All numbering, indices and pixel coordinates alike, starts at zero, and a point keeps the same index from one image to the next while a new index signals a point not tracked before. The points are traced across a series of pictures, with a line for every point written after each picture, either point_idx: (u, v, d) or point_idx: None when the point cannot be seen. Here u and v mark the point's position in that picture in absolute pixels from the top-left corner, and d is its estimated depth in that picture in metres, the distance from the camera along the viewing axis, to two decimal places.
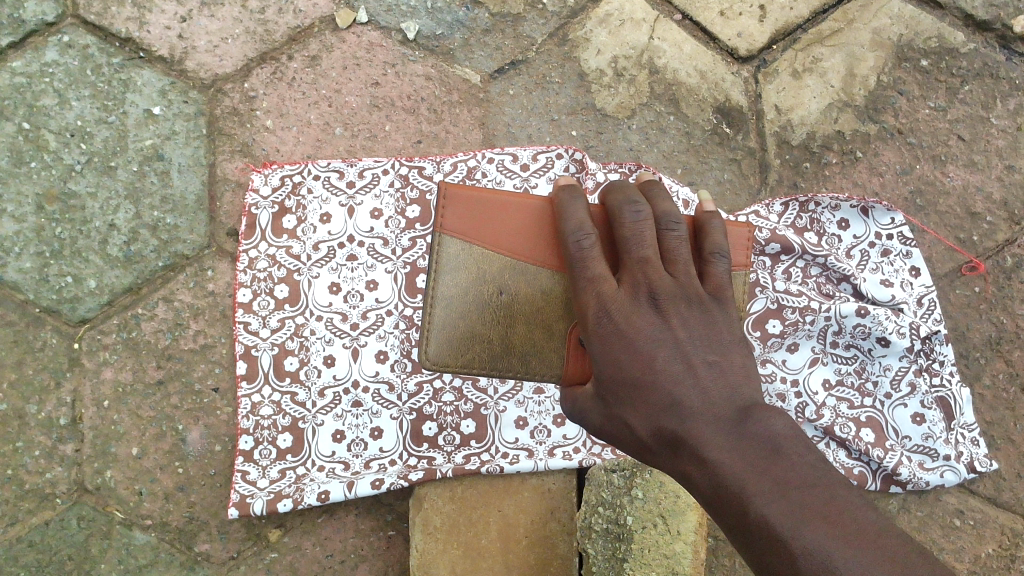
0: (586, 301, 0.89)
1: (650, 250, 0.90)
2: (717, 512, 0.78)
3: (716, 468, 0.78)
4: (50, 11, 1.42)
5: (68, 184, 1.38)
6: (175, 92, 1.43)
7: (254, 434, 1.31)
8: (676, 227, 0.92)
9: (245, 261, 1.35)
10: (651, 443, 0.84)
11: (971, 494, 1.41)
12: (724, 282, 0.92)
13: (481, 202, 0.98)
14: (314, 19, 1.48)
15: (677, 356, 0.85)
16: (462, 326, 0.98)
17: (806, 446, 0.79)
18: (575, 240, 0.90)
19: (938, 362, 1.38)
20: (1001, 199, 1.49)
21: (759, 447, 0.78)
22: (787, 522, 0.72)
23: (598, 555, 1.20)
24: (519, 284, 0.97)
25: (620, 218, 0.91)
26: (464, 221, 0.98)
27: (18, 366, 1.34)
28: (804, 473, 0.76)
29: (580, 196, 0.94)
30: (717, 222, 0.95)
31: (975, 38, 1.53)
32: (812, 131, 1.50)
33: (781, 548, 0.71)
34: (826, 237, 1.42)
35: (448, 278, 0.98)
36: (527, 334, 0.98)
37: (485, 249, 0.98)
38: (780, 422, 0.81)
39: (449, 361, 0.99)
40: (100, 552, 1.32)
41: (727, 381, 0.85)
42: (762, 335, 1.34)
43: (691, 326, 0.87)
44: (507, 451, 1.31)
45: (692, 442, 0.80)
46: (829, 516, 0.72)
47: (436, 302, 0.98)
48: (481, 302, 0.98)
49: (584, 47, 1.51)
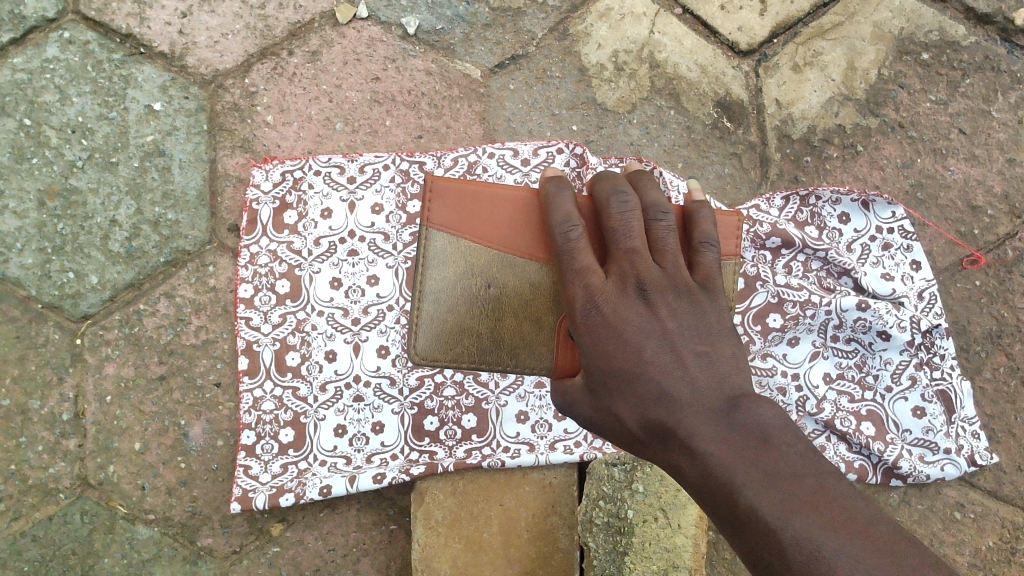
0: (574, 293, 0.89)
1: (638, 241, 0.89)
2: (707, 503, 0.78)
3: (705, 458, 0.78)
4: (51, 7, 1.42)
5: (70, 180, 1.38)
6: (175, 88, 1.43)
7: (255, 429, 1.31)
8: (664, 216, 0.92)
9: (246, 257, 1.35)
10: (641, 434, 0.85)
11: (972, 487, 1.41)
12: (714, 271, 0.92)
13: (468, 194, 0.98)
14: (314, 14, 1.47)
15: (666, 347, 0.85)
16: (451, 319, 0.99)
17: (796, 436, 0.80)
18: (561, 231, 0.90)
19: (939, 355, 1.38)
20: (1002, 192, 1.49)
21: (747, 437, 0.78)
22: (775, 512, 0.72)
23: (599, 549, 1.20)
24: (508, 277, 0.98)
25: (608, 208, 0.91)
26: (450, 214, 0.98)
27: (22, 362, 1.35)
28: (793, 463, 0.76)
29: (567, 187, 0.94)
30: (705, 211, 0.95)
31: (976, 31, 1.53)
32: (812, 125, 1.50)
33: (770, 537, 0.71)
34: (827, 231, 1.41)
35: (434, 272, 0.98)
36: (516, 327, 0.99)
37: (473, 243, 0.98)
38: (770, 412, 0.81)
39: (437, 355, 0.99)
40: (104, 547, 1.32)
41: (716, 371, 0.85)
42: (762, 329, 1.35)
43: (680, 316, 0.87)
44: (508, 445, 1.31)
45: (680, 433, 0.81)
46: (819, 507, 0.72)
47: (424, 294, 0.98)
48: (470, 295, 0.98)
49: (585, 41, 1.50)
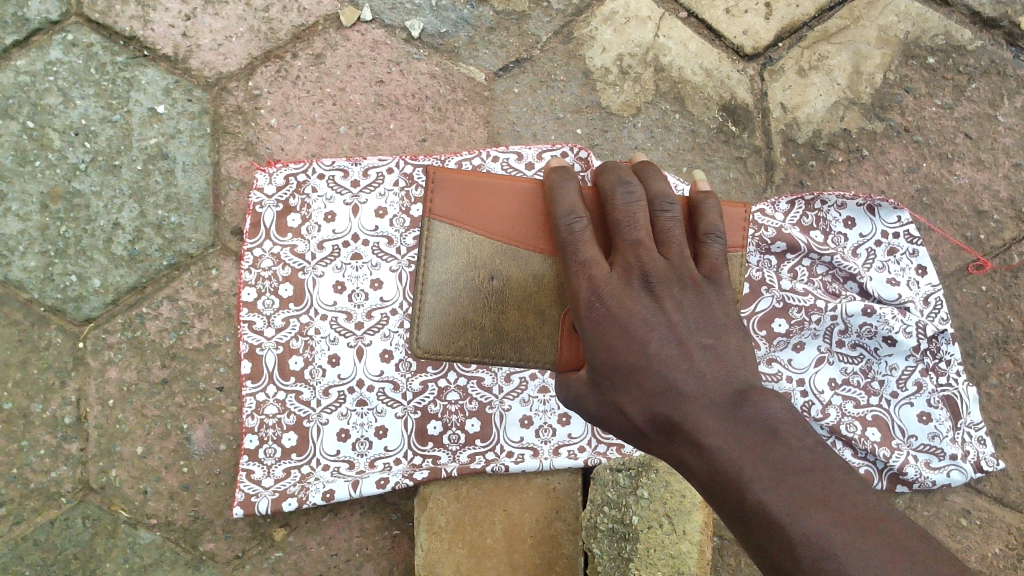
0: (578, 285, 0.88)
1: (643, 232, 0.89)
2: (714, 498, 0.78)
3: (711, 452, 0.78)
4: (55, 10, 1.42)
5: (73, 183, 1.38)
6: (179, 91, 1.42)
7: (258, 433, 1.30)
8: (669, 207, 0.92)
9: (250, 260, 1.35)
10: (646, 428, 0.84)
11: (978, 493, 1.41)
12: (720, 263, 0.92)
13: (471, 185, 0.98)
14: (318, 17, 1.47)
15: (672, 341, 0.85)
16: (454, 312, 0.98)
17: (804, 431, 0.79)
18: (566, 223, 0.90)
19: (945, 361, 1.37)
20: (1008, 197, 1.48)
21: (755, 431, 0.78)
22: (784, 508, 0.72)
23: (604, 555, 1.19)
24: (511, 270, 0.97)
25: (613, 199, 0.91)
26: (451, 205, 0.98)
27: (24, 365, 1.34)
28: (802, 457, 0.76)
29: (571, 178, 0.94)
30: (711, 202, 0.95)
31: (982, 35, 1.53)
32: (818, 129, 1.49)
33: (779, 534, 0.71)
34: (833, 235, 1.40)
35: (437, 263, 0.97)
36: (520, 320, 0.98)
37: (475, 235, 0.97)
38: (778, 406, 0.80)
39: (440, 348, 0.99)
40: (106, 551, 1.32)
41: (723, 365, 0.84)
42: (768, 334, 1.34)
43: (686, 309, 0.87)
44: (512, 450, 1.31)
45: (687, 427, 0.80)
46: (829, 503, 0.72)
47: (426, 287, 0.98)
48: (473, 287, 0.98)
49: (590, 44, 1.50)
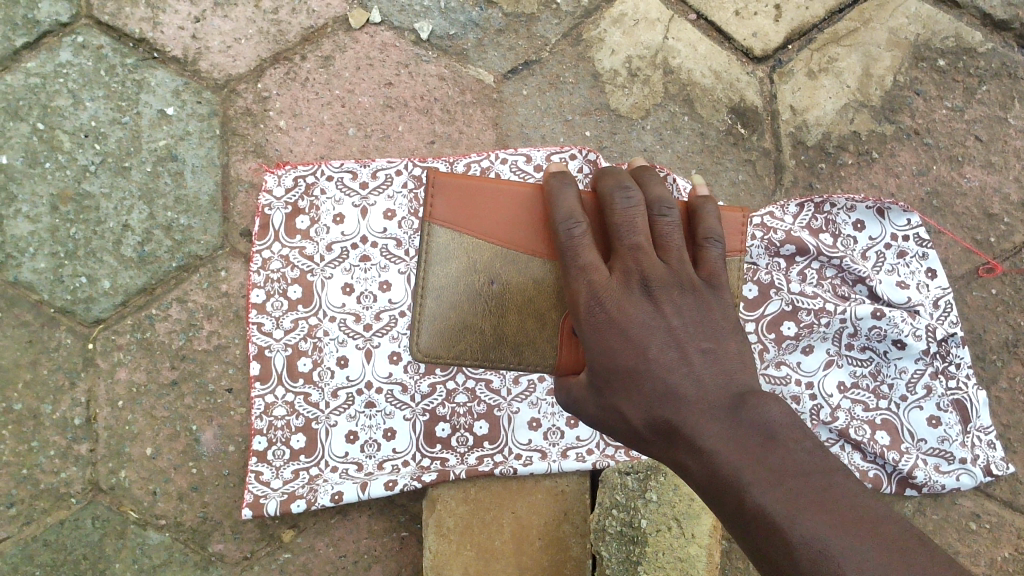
0: (578, 289, 0.88)
1: (642, 237, 0.89)
2: (714, 501, 0.78)
3: (711, 456, 0.77)
4: (65, 12, 1.42)
5: (82, 184, 1.38)
6: (188, 93, 1.43)
7: (267, 434, 1.31)
8: (668, 212, 0.92)
9: (259, 262, 1.35)
10: (645, 432, 0.84)
11: (987, 497, 1.40)
12: (718, 268, 0.92)
13: (471, 190, 0.99)
14: (327, 19, 1.47)
15: (671, 344, 0.85)
16: (453, 316, 0.98)
17: (803, 434, 0.79)
18: (565, 228, 0.90)
19: (954, 364, 1.37)
20: (1019, 200, 1.47)
21: (753, 435, 0.78)
22: (782, 510, 0.72)
23: (612, 558, 1.19)
24: (513, 275, 0.97)
25: (611, 204, 0.91)
26: (452, 210, 0.98)
27: (34, 365, 1.35)
28: (799, 460, 0.76)
29: (570, 183, 0.94)
30: (710, 207, 0.95)
31: (993, 38, 1.52)
32: (827, 132, 1.49)
33: (777, 536, 0.71)
34: (842, 238, 1.39)
35: (437, 268, 0.98)
36: (519, 325, 0.98)
37: (475, 239, 0.98)
38: (776, 409, 0.81)
39: (441, 352, 0.99)
40: (115, 552, 1.32)
41: (722, 368, 0.85)
42: (777, 337, 1.34)
43: (684, 312, 0.87)
44: (521, 452, 1.31)
45: (687, 431, 0.80)
46: (827, 505, 0.71)
47: (426, 291, 0.98)
48: (473, 292, 0.98)
49: (598, 47, 1.50)
